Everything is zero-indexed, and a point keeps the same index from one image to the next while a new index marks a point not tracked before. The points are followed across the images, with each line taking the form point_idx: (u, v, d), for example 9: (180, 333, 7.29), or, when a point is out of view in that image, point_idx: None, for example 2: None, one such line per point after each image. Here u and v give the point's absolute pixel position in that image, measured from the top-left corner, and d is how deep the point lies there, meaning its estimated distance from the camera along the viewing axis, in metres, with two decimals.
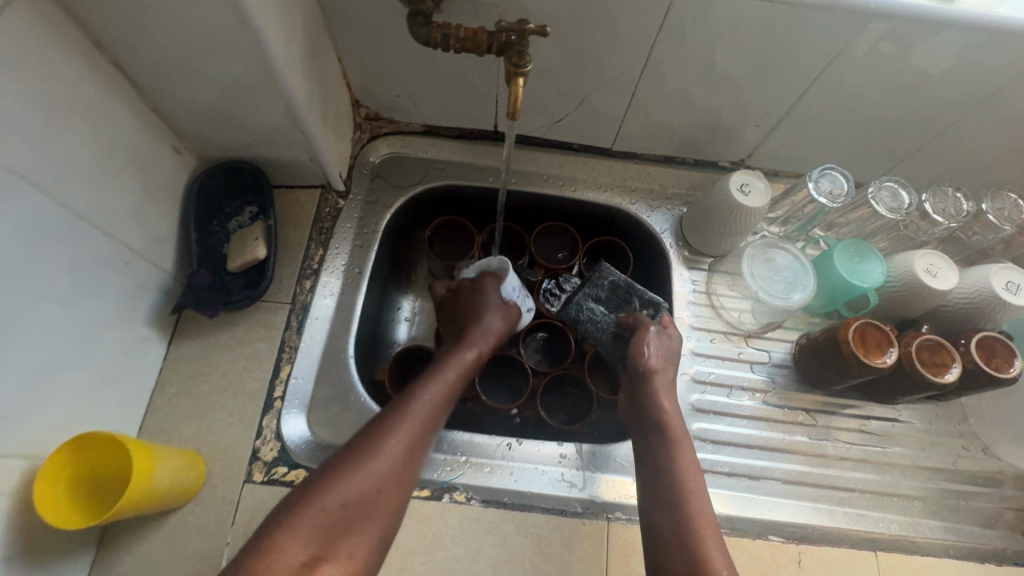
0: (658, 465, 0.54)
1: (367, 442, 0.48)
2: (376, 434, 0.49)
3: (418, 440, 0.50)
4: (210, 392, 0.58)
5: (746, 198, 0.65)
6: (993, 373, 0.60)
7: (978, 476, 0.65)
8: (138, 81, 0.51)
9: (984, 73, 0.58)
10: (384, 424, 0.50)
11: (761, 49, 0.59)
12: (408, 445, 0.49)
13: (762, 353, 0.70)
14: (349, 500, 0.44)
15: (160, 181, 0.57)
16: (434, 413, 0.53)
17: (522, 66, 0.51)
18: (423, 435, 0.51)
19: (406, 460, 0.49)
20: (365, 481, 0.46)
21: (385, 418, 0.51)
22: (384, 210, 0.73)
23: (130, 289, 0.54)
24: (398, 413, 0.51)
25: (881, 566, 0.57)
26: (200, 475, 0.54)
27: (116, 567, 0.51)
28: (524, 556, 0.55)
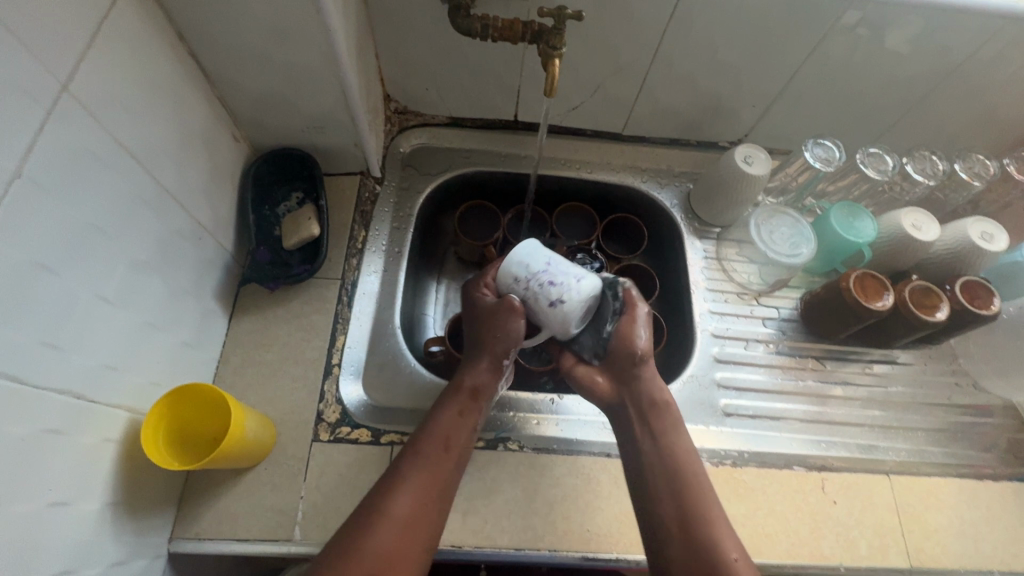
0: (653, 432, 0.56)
1: (367, 516, 0.47)
2: (376, 507, 0.48)
3: (421, 509, 0.49)
4: (272, 360, 0.62)
5: (750, 168, 0.72)
6: (977, 311, 0.67)
7: (972, 408, 0.73)
8: (209, 71, 0.56)
9: (949, 49, 0.67)
10: (382, 494, 0.49)
11: (757, 34, 0.67)
12: (410, 517, 0.48)
13: (772, 310, 0.77)
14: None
15: (222, 165, 0.61)
16: (438, 476, 0.51)
17: (559, 48, 0.58)
18: (431, 503, 0.50)
19: (410, 533, 0.48)
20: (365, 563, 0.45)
21: (384, 487, 0.50)
22: (417, 195, 0.78)
23: (201, 263, 0.58)
24: (396, 484, 0.50)
25: (894, 487, 0.63)
26: (271, 435, 0.57)
27: (200, 520, 0.54)
28: (576, 494, 0.59)
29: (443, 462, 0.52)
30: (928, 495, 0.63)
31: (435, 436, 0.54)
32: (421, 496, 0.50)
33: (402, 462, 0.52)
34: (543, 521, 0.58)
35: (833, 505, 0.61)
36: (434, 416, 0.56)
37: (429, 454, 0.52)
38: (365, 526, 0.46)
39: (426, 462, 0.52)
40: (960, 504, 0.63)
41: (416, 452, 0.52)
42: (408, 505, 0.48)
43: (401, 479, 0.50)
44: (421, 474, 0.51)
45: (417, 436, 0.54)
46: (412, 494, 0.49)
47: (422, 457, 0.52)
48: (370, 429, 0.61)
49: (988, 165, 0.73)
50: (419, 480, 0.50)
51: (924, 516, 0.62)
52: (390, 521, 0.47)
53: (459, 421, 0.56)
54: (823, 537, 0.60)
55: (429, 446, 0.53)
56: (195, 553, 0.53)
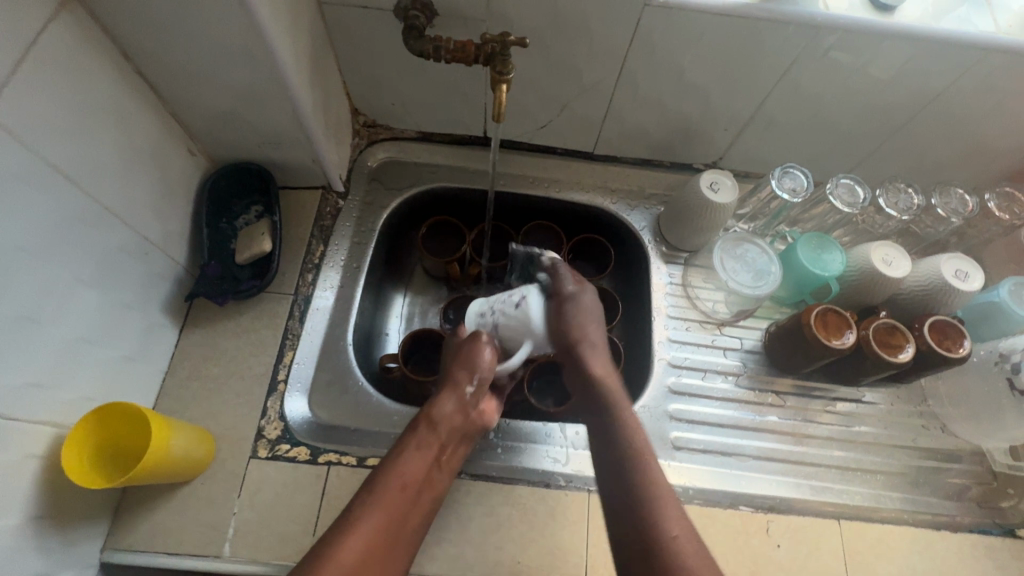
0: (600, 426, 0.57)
1: (315, 555, 0.45)
2: (324, 549, 0.45)
3: (370, 556, 0.46)
4: (219, 374, 0.63)
5: (716, 195, 0.71)
6: (944, 353, 0.64)
7: (939, 452, 0.70)
8: (159, 88, 0.57)
9: (925, 79, 0.64)
10: (334, 535, 0.46)
11: (723, 59, 0.65)
12: (360, 565, 0.45)
13: (735, 340, 0.75)
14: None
15: (176, 179, 0.62)
16: (394, 522, 0.49)
17: (506, 74, 0.57)
18: (383, 551, 0.47)
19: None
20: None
21: (337, 529, 0.47)
22: (380, 210, 0.78)
23: (147, 277, 0.59)
24: (351, 523, 0.47)
25: (844, 533, 0.61)
26: (209, 450, 0.58)
27: (133, 532, 0.55)
28: (511, 524, 0.59)
29: (399, 506, 0.50)
30: (879, 544, 0.61)
31: (393, 477, 0.51)
32: (373, 542, 0.47)
33: (357, 504, 0.49)
34: (474, 550, 0.57)
35: (777, 548, 0.60)
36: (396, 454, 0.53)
37: (384, 495, 0.50)
38: (312, 566, 0.44)
39: (381, 504, 0.49)
40: (912, 554, 0.61)
41: (372, 492, 0.50)
42: (358, 552, 0.45)
43: (354, 521, 0.47)
44: (373, 518, 0.48)
45: (374, 475, 0.52)
46: (363, 540, 0.46)
47: (377, 500, 0.49)
48: (310, 447, 0.61)
49: (965, 201, 0.70)
50: (372, 524, 0.48)
51: (873, 566, 0.60)
52: (338, 567, 0.44)
53: (420, 462, 0.54)
54: None
55: (387, 487, 0.51)
56: (125, 565, 0.54)
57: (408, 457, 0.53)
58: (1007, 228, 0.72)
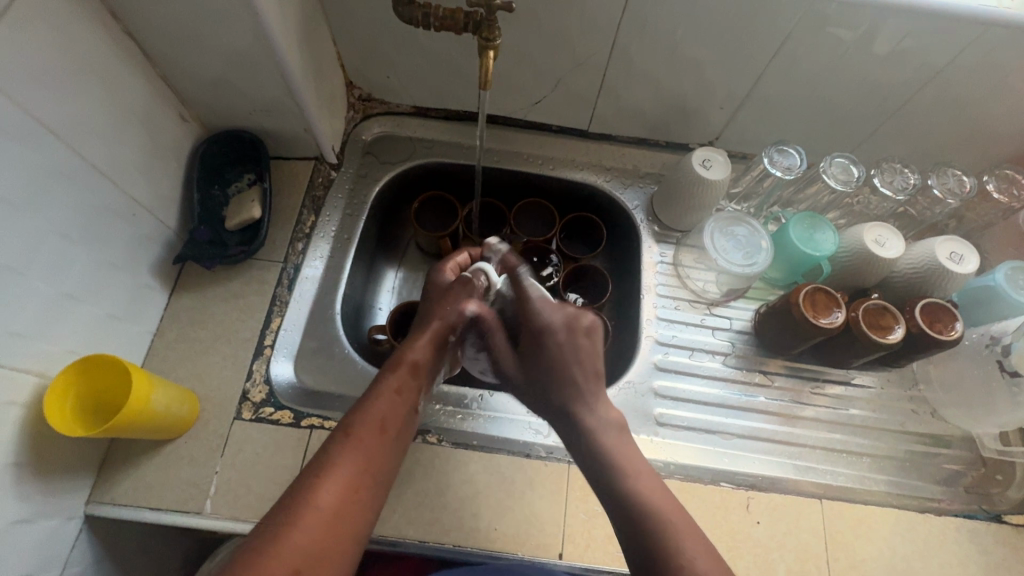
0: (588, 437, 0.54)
1: (287, 507, 0.42)
2: (297, 496, 0.42)
3: (349, 498, 0.44)
4: (206, 338, 0.64)
5: (707, 172, 0.70)
6: (936, 335, 0.63)
7: (928, 437, 0.69)
8: (150, 50, 0.57)
9: (924, 56, 0.63)
10: (305, 482, 0.43)
11: (717, 33, 0.64)
12: (339, 504, 0.43)
13: (724, 320, 0.75)
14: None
15: (167, 144, 0.62)
16: (373, 459, 0.46)
17: (493, 40, 0.58)
18: (362, 491, 0.45)
19: (337, 527, 0.42)
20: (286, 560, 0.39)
21: (310, 475, 0.44)
22: (373, 183, 0.79)
23: (135, 238, 0.60)
24: (321, 469, 0.44)
25: (826, 512, 0.61)
26: (194, 409, 0.59)
27: (117, 486, 0.56)
28: (489, 492, 0.59)
29: (379, 446, 0.48)
30: (860, 524, 0.60)
31: (370, 417, 0.49)
32: (351, 482, 0.44)
33: (332, 445, 0.46)
34: (451, 516, 0.58)
35: (755, 525, 0.59)
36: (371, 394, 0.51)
37: (364, 435, 0.47)
38: (284, 519, 0.41)
39: (359, 443, 0.46)
40: (894, 535, 0.60)
41: (349, 434, 0.47)
42: (337, 494, 0.43)
43: (329, 463, 0.45)
44: (350, 458, 0.45)
45: (348, 416, 0.49)
46: (340, 483, 0.44)
47: (355, 441, 0.47)
48: (293, 411, 0.62)
49: (963, 182, 0.68)
50: (348, 464, 0.45)
51: (853, 546, 0.59)
52: (317, 512, 0.42)
53: (399, 401, 0.51)
54: (740, 557, 0.58)
55: (364, 428, 0.48)
56: (109, 518, 0.55)
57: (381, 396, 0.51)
58: (1005, 211, 0.71)
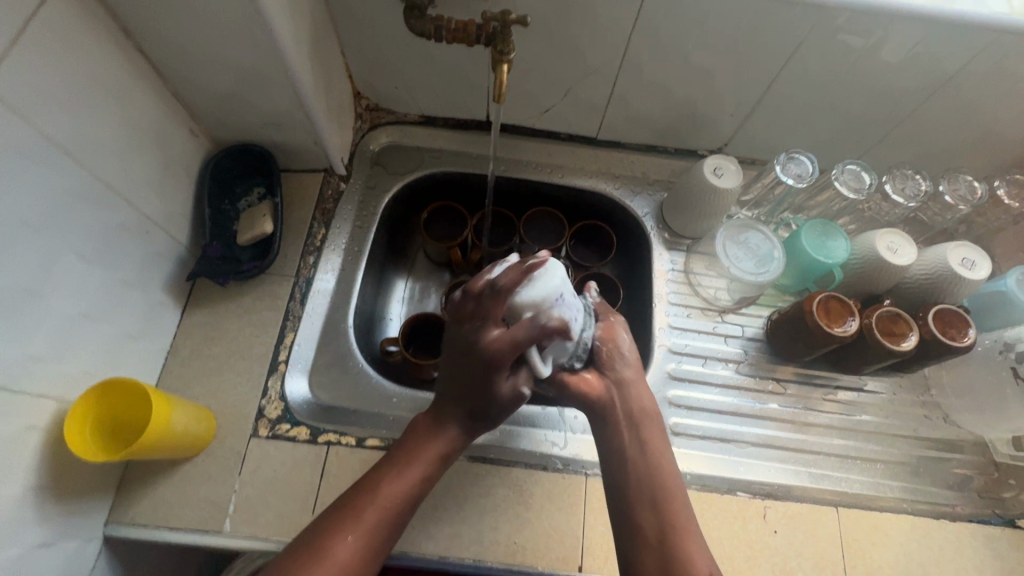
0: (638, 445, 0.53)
1: (308, 552, 0.43)
2: (321, 545, 0.44)
3: (364, 560, 0.45)
4: (220, 354, 0.64)
5: (719, 180, 0.70)
6: (949, 342, 0.63)
7: (940, 442, 0.69)
8: (160, 67, 0.57)
9: (936, 63, 0.63)
10: (329, 532, 0.44)
11: (728, 41, 0.64)
12: (349, 569, 0.44)
13: (736, 328, 0.75)
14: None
15: (178, 160, 0.62)
16: (392, 525, 0.46)
17: (506, 53, 0.57)
18: (369, 561, 0.45)
19: None
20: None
21: (332, 525, 0.45)
22: (383, 194, 0.78)
23: (148, 256, 0.59)
24: (345, 523, 0.45)
25: (842, 520, 0.61)
26: (210, 427, 0.59)
27: (135, 506, 0.56)
28: (507, 506, 0.59)
29: (397, 518, 0.47)
30: (875, 531, 0.61)
31: (397, 482, 0.48)
32: (364, 551, 0.45)
33: (359, 501, 0.46)
34: (470, 530, 0.58)
35: (772, 534, 0.60)
36: (403, 452, 0.50)
37: (386, 500, 0.47)
38: (304, 563, 0.43)
39: (383, 507, 0.46)
40: (910, 542, 0.61)
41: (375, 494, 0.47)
42: (352, 555, 0.44)
43: (354, 521, 0.45)
44: (371, 521, 0.45)
45: (378, 471, 0.48)
46: (357, 544, 0.44)
47: (378, 504, 0.46)
48: (310, 427, 0.62)
49: (974, 187, 0.69)
50: (369, 528, 0.45)
51: (870, 553, 0.60)
52: (330, 567, 0.43)
53: (424, 471, 0.49)
54: (758, 567, 0.58)
55: (391, 490, 0.47)
56: (128, 539, 0.55)
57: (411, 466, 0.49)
58: (1016, 216, 0.71)
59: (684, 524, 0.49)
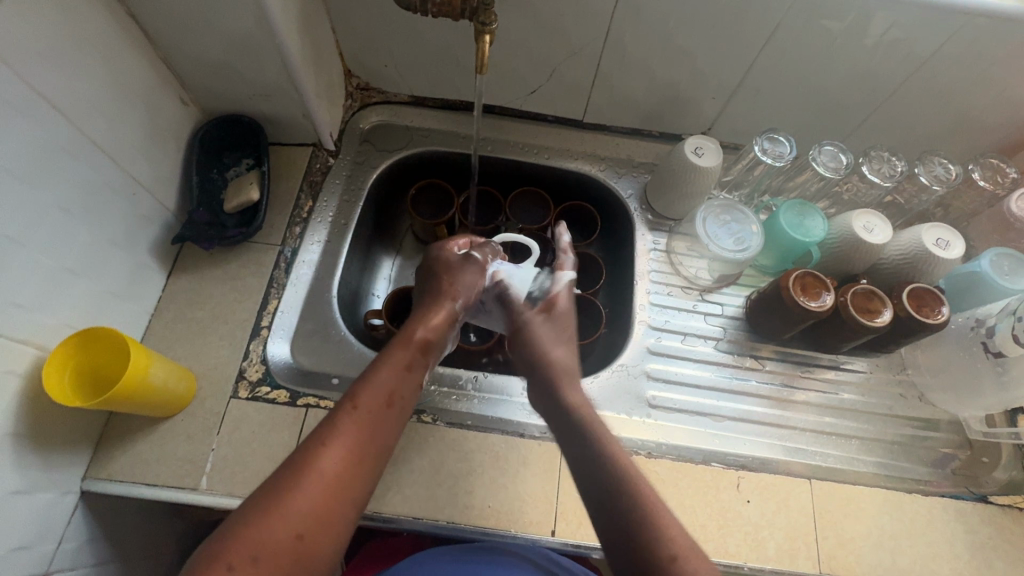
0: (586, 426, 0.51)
1: (291, 472, 0.42)
2: (302, 461, 0.43)
3: (351, 464, 0.44)
4: (203, 318, 0.65)
5: (700, 159, 0.71)
6: (923, 319, 0.64)
7: (916, 420, 0.70)
8: (150, 31, 0.58)
9: (911, 46, 0.64)
10: (309, 449, 0.43)
11: (710, 21, 0.65)
12: (339, 476, 0.43)
13: (716, 306, 0.76)
14: (269, 549, 0.39)
15: (166, 125, 0.63)
16: (376, 430, 0.46)
17: (489, 24, 0.59)
18: (360, 467, 0.44)
19: (341, 492, 0.43)
20: (288, 525, 0.40)
21: (315, 440, 0.44)
22: (371, 170, 0.80)
23: (134, 217, 0.60)
24: (325, 431, 0.44)
25: (814, 492, 0.61)
26: (191, 387, 0.60)
27: (113, 462, 0.57)
28: (482, 470, 0.60)
29: (382, 419, 0.47)
30: (847, 503, 0.61)
31: (375, 391, 0.48)
32: (352, 453, 0.44)
33: (337, 416, 0.46)
34: (445, 493, 0.58)
35: (745, 503, 0.60)
36: (379, 366, 0.50)
37: (367, 408, 0.46)
38: (286, 485, 0.41)
39: (362, 416, 0.46)
40: (882, 514, 0.61)
41: (353, 404, 0.46)
42: (339, 462, 0.43)
43: (332, 432, 0.44)
44: (354, 428, 0.45)
45: (359, 386, 0.48)
46: (341, 454, 0.43)
47: (360, 412, 0.46)
48: (289, 390, 0.62)
49: (949, 169, 0.70)
50: (352, 435, 0.45)
51: (841, 525, 0.60)
52: (317, 482, 0.42)
53: (404, 375, 0.50)
54: (729, 535, 0.58)
55: (371, 399, 0.47)
56: (104, 493, 0.56)
57: (388, 366, 0.50)
58: (991, 199, 0.72)
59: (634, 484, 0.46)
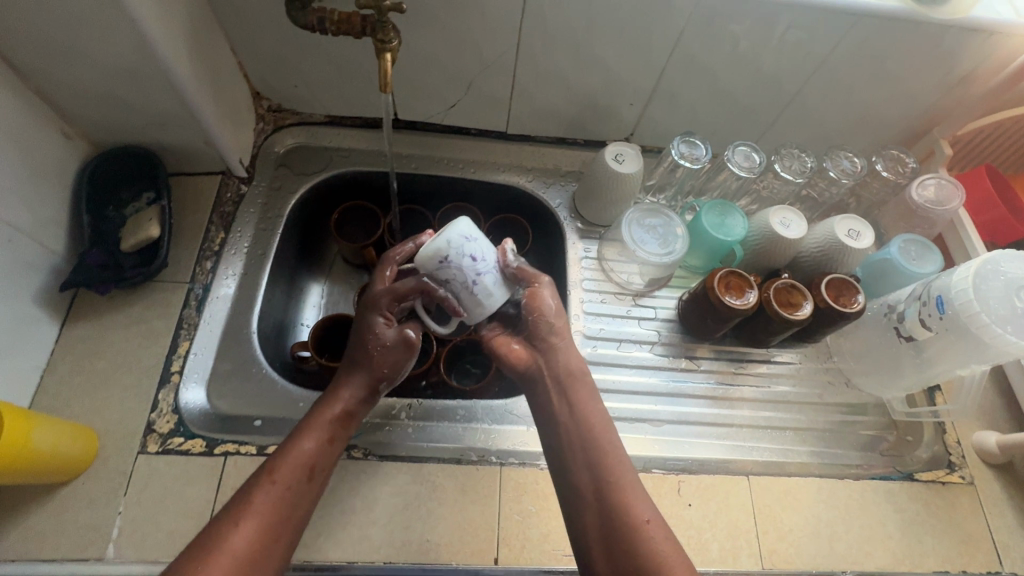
0: (569, 418, 0.55)
1: (200, 553, 0.43)
2: (212, 541, 0.44)
3: (263, 540, 0.45)
4: (104, 368, 0.60)
5: (621, 166, 0.71)
6: (840, 309, 0.66)
7: (843, 405, 0.73)
8: (16, 63, 0.53)
9: (807, 48, 0.67)
10: (219, 527, 0.45)
11: (617, 30, 0.66)
12: (251, 552, 0.44)
13: (650, 310, 0.76)
14: None
15: (47, 164, 0.58)
16: (292, 501, 0.48)
17: (389, 42, 0.57)
18: (273, 541, 0.46)
19: (250, 571, 0.44)
20: None
21: (226, 518, 0.46)
22: (289, 196, 0.76)
23: (12, 266, 0.55)
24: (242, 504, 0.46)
25: (752, 488, 0.62)
26: (91, 447, 0.55)
27: (1, 539, 0.51)
28: (420, 503, 0.58)
29: (300, 491, 0.49)
30: (785, 496, 0.63)
31: (294, 461, 0.50)
32: (264, 530, 0.45)
33: (253, 490, 0.47)
34: (381, 531, 0.56)
35: (687, 507, 0.60)
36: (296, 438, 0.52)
37: (282, 482, 0.48)
38: (198, 560, 0.42)
39: (279, 488, 0.48)
40: (818, 503, 0.63)
41: (270, 476, 0.48)
42: (249, 540, 0.44)
43: (245, 508, 0.46)
44: (267, 501, 0.47)
45: (275, 459, 0.50)
46: (253, 529, 0.45)
47: (277, 486, 0.48)
48: (205, 439, 0.58)
49: (855, 163, 0.73)
50: (265, 508, 0.46)
51: (779, 518, 0.61)
52: (226, 558, 0.43)
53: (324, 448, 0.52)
54: None
55: (288, 471, 0.49)
56: None
57: (307, 438, 0.51)
58: (895, 188, 0.76)
59: (613, 476, 0.51)
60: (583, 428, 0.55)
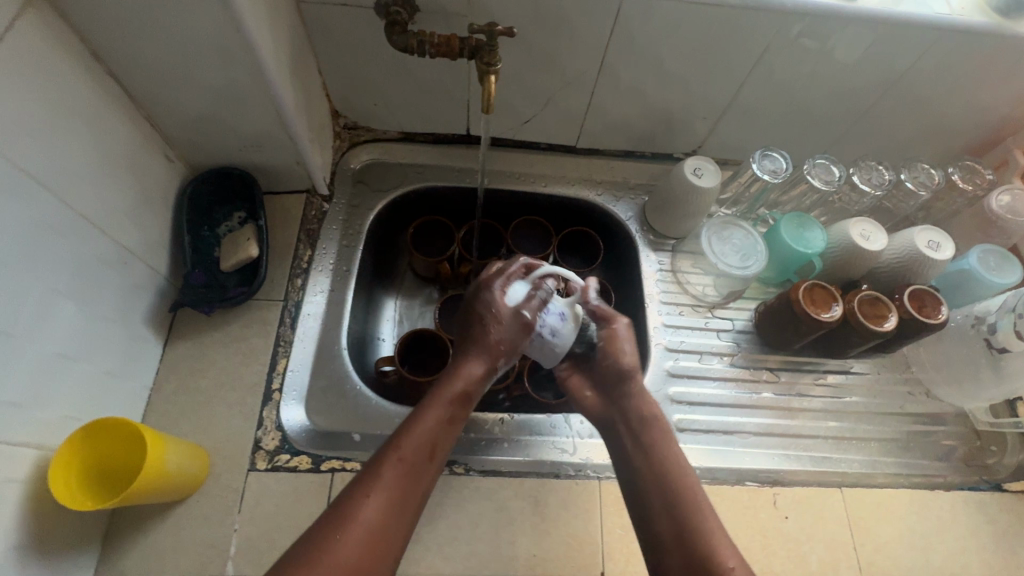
0: (637, 445, 0.54)
1: (334, 522, 0.42)
2: (346, 510, 0.42)
3: (392, 515, 0.43)
4: (208, 387, 0.61)
5: (700, 180, 0.72)
6: (924, 319, 0.67)
7: (924, 416, 0.73)
8: (132, 90, 0.54)
9: (888, 62, 0.68)
10: (352, 499, 0.43)
11: (701, 47, 0.67)
12: (380, 528, 0.42)
13: (726, 322, 0.77)
14: None
15: (153, 186, 0.59)
16: (416, 480, 0.45)
17: (494, 65, 0.58)
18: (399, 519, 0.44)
19: (378, 548, 0.42)
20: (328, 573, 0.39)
21: (356, 489, 0.44)
22: (367, 212, 0.77)
23: (126, 289, 0.56)
24: (371, 477, 0.44)
25: (846, 500, 0.63)
26: (204, 466, 0.56)
27: (124, 557, 0.52)
28: (523, 518, 0.58)
29: (423, 471, 0.46)
30: (878, 508, 0.63)
31: (417, 437, 0.47)
32: (391, 503, 0.44)
33: (379, 465, 0.45)
34: (489, 547, 0.56)
35: (784, 520, 0.61)
36: (417, 414, 0.49)
37: (408, 455, 0.46)
38: (329, 532, 0.41)
39: (404, 464, 0.45)
40: (911, 513, 0.63)
41: (395, 452, 0.46)
42: (380, 515, 0.43)
43: (375, 481, 0.44)
44: (393, 478, 0.44)
45: (399, 433, 0.47)
46: (382, 500, 0.43)
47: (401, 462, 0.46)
48: (311, 455, 0.59)
49: (932, 175, 0.74)
50: (391, 485, 0.44)
51: (874, 529, 0.62)
52: (358, 532, 0.41)
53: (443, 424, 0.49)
54: (774, 554, 0.59)
55: (412, 448, 0.46)
56: None
57: (429, 414, 0.49)
58: (970, 199, 0.76)
59: (688, 501, 0.49)
60: (649, 456, 0.53)
